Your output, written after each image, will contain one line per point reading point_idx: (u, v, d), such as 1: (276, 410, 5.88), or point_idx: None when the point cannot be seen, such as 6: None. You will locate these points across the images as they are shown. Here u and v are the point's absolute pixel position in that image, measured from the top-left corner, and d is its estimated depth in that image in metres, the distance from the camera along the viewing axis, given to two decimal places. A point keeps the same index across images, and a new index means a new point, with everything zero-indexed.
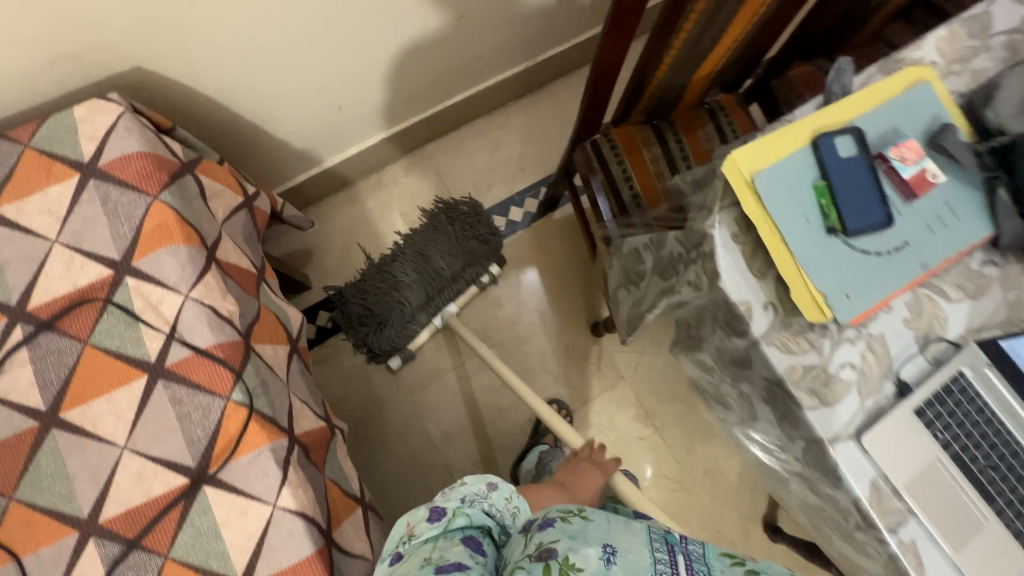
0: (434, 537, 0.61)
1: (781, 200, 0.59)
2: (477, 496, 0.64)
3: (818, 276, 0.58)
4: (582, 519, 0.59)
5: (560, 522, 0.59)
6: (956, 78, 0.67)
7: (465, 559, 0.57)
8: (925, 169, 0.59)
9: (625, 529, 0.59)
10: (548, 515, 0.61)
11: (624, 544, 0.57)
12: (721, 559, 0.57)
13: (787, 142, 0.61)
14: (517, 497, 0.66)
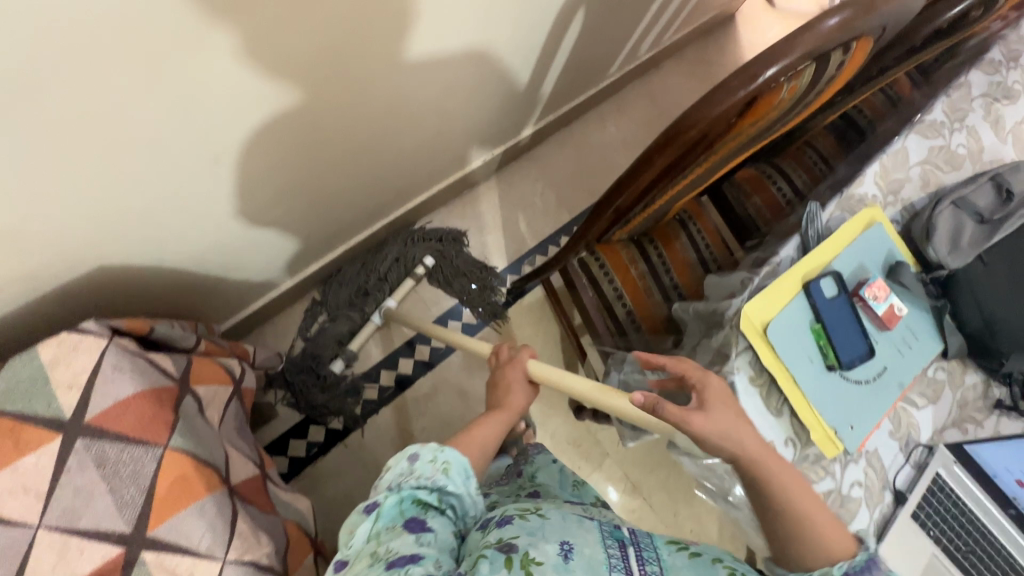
0: (370, 536, 0.52)
1: (788, 348, 0.66)
2: (402, 476, 0.56)
3: (826, 412, 0.66)
4: (542, 517, 0.53)
5: (517, 519, 0.53)
6: (893, 207, 0.80)
7: (410, 543, 0.50)
8: (893, 305, 0.69)
9: (581, 522, 0.54)
10: (505, 512, 0.55)
11: (580, 541, 0.51)
12: (668, 545, 0.54)
13: (784, 292, 0.68)
14: (446, 450, 0.57)
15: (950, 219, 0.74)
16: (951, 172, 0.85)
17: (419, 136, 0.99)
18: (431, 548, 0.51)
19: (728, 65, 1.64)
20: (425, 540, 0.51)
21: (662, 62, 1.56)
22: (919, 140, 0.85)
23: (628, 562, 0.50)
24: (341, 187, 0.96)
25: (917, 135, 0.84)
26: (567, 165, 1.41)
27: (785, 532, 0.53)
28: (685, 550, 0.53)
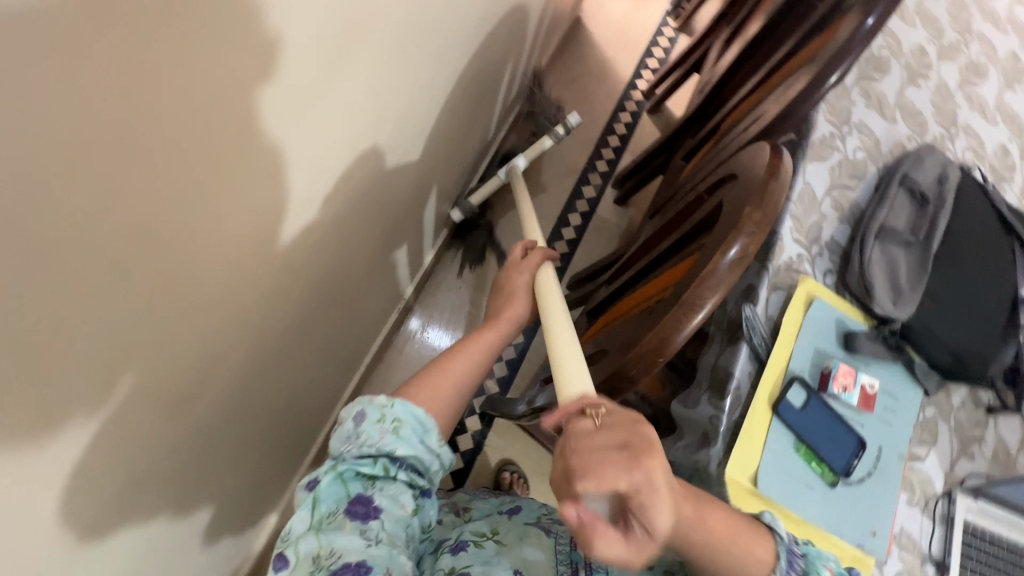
0: (316, 522, 0.53)
1: (784, 489, 0.62)
2: (348, 441, 0.57)
3: (846, 532, 0.62)
4: (496, 544, 0.60)
5: (472, 547, 0.59)
6: (821, 256, 0.75)
7: (359, 543, 0.52)
8: (863, 385, 0.66)
9: (535, 541, 0.60)
10: (462, 537, 0.61)
11: (532, 567, 0.57)
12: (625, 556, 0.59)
13: (757, 427, 0.63)
14: (394, 410, 0.58)
15: (881, 261, 0.70)
16: (860, 182, 0.80)
17: (331, 349, 0.90)
18: (377, 539, 0.53)
19: (593, 72, 1.56)
20: (367, 531, 0.53)
21: None
22: (818, 165, 0.79)
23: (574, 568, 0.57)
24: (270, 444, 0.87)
25: (814, 162, 0.79)
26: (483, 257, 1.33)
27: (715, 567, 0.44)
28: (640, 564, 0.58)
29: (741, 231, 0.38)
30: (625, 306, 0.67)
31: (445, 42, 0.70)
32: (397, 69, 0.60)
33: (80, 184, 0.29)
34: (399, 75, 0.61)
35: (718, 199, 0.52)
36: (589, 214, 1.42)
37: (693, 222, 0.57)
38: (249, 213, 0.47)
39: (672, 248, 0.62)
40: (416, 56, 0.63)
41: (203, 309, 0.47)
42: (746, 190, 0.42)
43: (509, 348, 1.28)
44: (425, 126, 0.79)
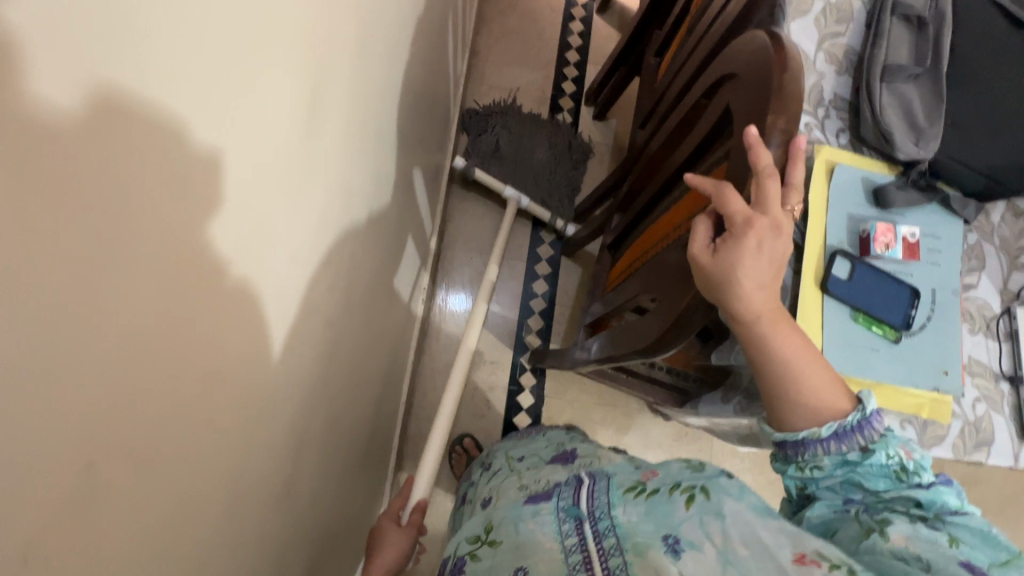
0: None
1: (852, 362, 0.63)
2: None
3: (920, 380, 0.63)
4: (491, 548, 0.52)
5: (470, 563, 0.53)
6: (829, 117, 0.71)
7: None
8: (905, 237, 0.65)
9: (534, 526, 0.52)
10: (459, 553, 0.56)
11: (532, 553, 0.48)
12: (624, 497, 0.51)
13: (812, 312, 0.63)
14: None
15: (894, 104, 0.67)
16: (849, 25, 0.74)
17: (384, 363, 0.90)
18: None
19: None
20: None
21: (477, 44, 1.38)
22: (802, 20, 0.74)
23: (582, 542, 0.47)
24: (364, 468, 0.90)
25: (797, 20, 0.73)
26: (486, 222, 1.31)
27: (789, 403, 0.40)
28: (642, 495, 0.50)
29: (770, 122, 0.36)
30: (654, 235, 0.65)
31: (400, 31, 0.65)
32: (364, 85, 0.56)
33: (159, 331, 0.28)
34: (367, 89, 0.57)
35: (722, 103, 0.49)
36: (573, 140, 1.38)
37: (700, 133, 0.54)
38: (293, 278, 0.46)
39: (685, 164, 0.59)
40: (379, 60, 0.58)
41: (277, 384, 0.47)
42: (758, 91, 0.39)
43: (538, 300, 1.29)
44: (402, 119, 0.74)
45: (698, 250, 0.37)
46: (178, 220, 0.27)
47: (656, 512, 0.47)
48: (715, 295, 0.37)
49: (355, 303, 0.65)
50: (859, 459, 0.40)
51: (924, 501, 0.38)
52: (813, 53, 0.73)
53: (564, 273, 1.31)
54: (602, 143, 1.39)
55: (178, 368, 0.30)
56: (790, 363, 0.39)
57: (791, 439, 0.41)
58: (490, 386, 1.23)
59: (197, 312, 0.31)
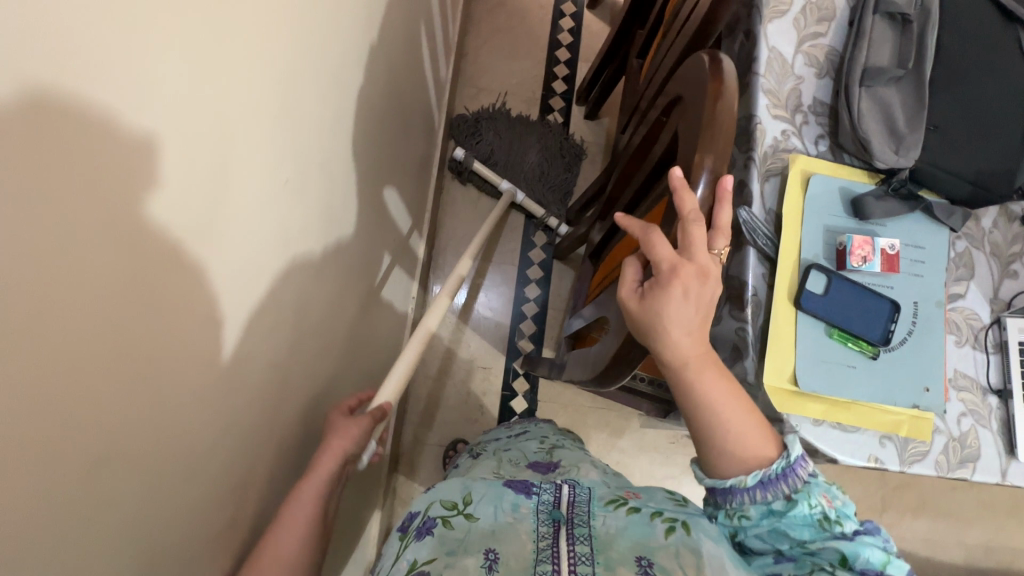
0: None
1: (827, 379, 0.61)
2: None
3: (898, 397, 0.61)
4: (466, 522, 0.48)
5: (439, 529, 0.47)
6: (808, 123, 0.68)
7: None
8: (883, 249, 0.62)
9: (512, 518, 0.48)
10: (428, 513, 0.49)
11: (506, 544, 0.45)
12: (607, 508, 0.49)
13: (785, 329, 0.62)
14: None
15: (873, 109, 0.64)
16: (831, 24, 0.71)
17: (369, 376, 0.91)
18: None
19: None
20: None
21: (465, 46, 1.37)
22: (780, 22, 0.71)
23: (558, 545, 0.45)
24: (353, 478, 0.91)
25: (775, 21, 0.70)
26: (476, 226, 1.30)
27: (716, 451, 0.43)
28: (623, 508, 0.49)
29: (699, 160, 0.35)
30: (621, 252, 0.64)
31: (363, 50, 0.64)
32: (323, 112, 0.56)
33: (85, 384, 0.28)
34: (327, 118, 0.57)
35: (672, 127, 0.48)
36: None
37: (658, 154, 0.53)
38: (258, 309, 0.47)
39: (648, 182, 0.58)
40: (339, 85, 0.58)
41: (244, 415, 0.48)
42: (693, 123, 0.38)
43: (530, 305, 1.29)
44: (373, 136, 0.74)
45: (626, 293, 0.36)
46: (92, 296, 0.28)
47: (637, 531, 0.46)
48: (643, 339, 0.36)
49: (325, 326, 0.65)
50: (783, 509, 0.41)
51: (847, 554, 0.39)
52: (793, 56, 0.70)
53: (557, 277, 1.30)
54: (595, 143, 1.37)
55: (105, 432, 0.30)
56: (716, 411, 0.42)
57: (720, 487, 0.43)
58: (482, 391, 1.23)
59: (126, 374, 0.32)
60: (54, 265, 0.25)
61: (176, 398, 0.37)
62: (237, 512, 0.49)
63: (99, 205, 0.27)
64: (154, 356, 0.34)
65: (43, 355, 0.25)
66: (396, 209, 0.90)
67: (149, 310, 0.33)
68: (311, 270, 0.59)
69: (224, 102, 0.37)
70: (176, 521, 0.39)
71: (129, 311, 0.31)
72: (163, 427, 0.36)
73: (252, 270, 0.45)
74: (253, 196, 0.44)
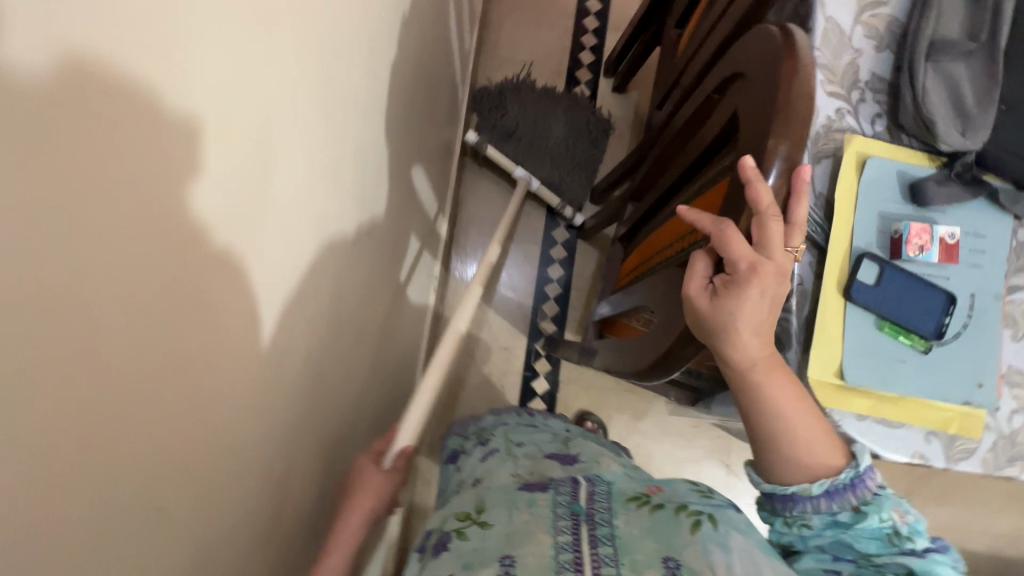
0: None
1: (874, 374, 0.58)
2: None
3: (948, 393, 0.59)
4: (482, 531, 0.47)
5: (455, 543, 0.47)
6: (865, 101, 0.64)
7: None
8: (942, 238, 0.59)
9: (529, 518, 0.47)
10: (442, 533, 0.49)
11: (524, 546, 0.45)
12: (627, 505, 0.48)
13: (832, 322, 0.59)
14: None
15: (939, 87, 0.60)
16: None
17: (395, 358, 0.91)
18: None
19: None
20: None
21: (489, 15, 1.31)
22: None
23: (577, 544, 0.44)
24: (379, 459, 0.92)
25: None
26: (499, 204, 1.27)
27: (779, 457, 0.42)
28: (647, 506, 0.48)
29: (773, 146, 0.32)
30: (661, 237, 0.62)
31: (395, 21, 0.61)
32: (355, 88, 0.53)
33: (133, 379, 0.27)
34: (360, 96, 0.54)
35: (730, 107, 0.44)
36: None
37: (709, 137, 0.50)
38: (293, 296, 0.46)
39: (694, 166, 0.55)
40: (371, 58, 0.55)
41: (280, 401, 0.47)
42: (763, 104, 0.35)
43: (553, 285, 1.26)
44: (402, 113, 0.71)
45: (695, 292, 0.34)
46: (142, 288, 0.27)
47: (660, 529, 0.45)
48: (710, 341, 0.35)
49: (357, 312, 0.64)
50: (850, 521, 0.41)
51: (917, 570, 0.38)
52: (851, 27, 0.65)
53: (580, 257, 1.27)
54: (623, 118, 1.32)
55: (147, 438, 0.29)
56: (782, 418, 0.41)
57: (781, 493, 0.43)
58: (503, 371, 1.23)
59: (168, 379, 0.30)
60: (93, 270, 0.23)
61: (221, 389, 0.36)
62: (276, 498, 0.49)
63: (142, 200, 0.26)
64: (196, 357, 0.33)
65: (92, 350, 0.24)
66: (421, 188, 0.87)
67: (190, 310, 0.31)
68: (344, 256, 0.57)
69: (261, 77, 0.34)
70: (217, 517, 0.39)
71: (175, 301, 0.30)
72: (208, 417, 0.35)
73: (289, 256, 0.43)
74: (291, 180, 0.42)
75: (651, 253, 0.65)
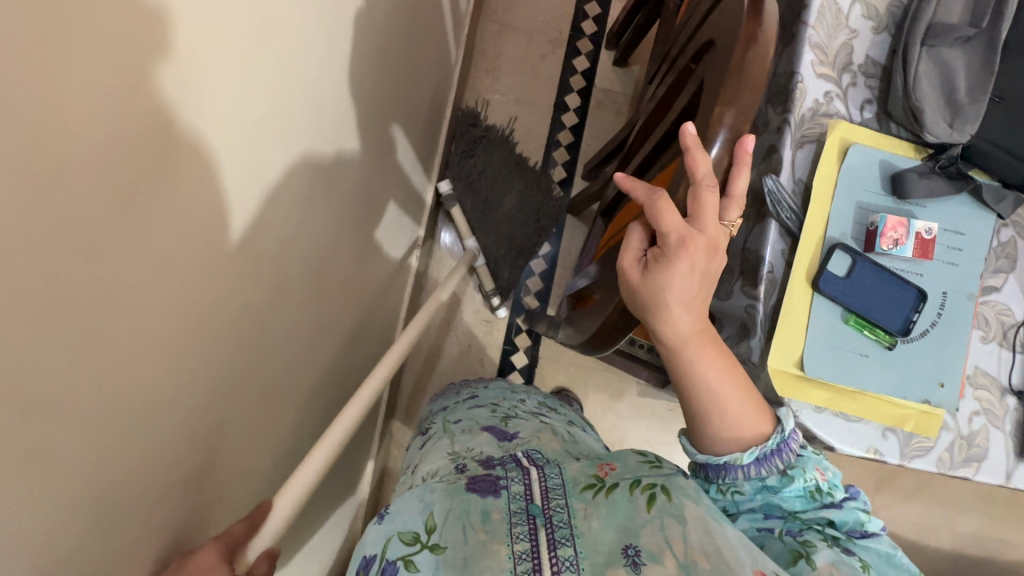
0: None
1: (835, 366, 0.58)
2: None
3: (909, 391, 0.58)
4: (433, 558, 0.41)
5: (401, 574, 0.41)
6: (856, 86, 0.61)
7: None
8: (918, 232, 0.57)
9: (485, 537, 0.43)
10: (385, 554, 0.43)
11: (483, 569, 0.40)
12: (583, 497, 0.45)
13: (797, 312, 0.58)
14: None
15: (933, 74, 0.57)
16: None
17: (369, 324, 0.90)
18: None
19: None
20: None
21: None
22: None
23: (536, 553, 0.41)
24: (351, 422, 0.92)
25: None
26: None
27: (712, 428, 0.41)
28: (601, 491, 0.45)
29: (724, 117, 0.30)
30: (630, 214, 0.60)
31: None
32: (321, 39, 0.51)
33: (67, 322, 0.27)
34: (323, 47, 0.52)
35: (698, 78, 0.42)
36: (588, 89, 1.29)
37: (680, 109, 0.47)
38: (247, 250, 0.45)
39: (666, 141, 0.53)
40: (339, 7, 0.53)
41: (236, 358, 0.47)
42: (716, 74, 0.33)
43: (539, 261, 1.25)
44: (379, 71, 0.69)
45: (627, 266, 0.32)
46: (68, 229, 0.26)
47: (617, 514, 0.43)
48: (642, 316, 0.33)
49: (321, 272, 0.64)
50: (778, 484, 0.41)
51: (837, 522, 0.40)
52: (851, 5, 0.61)
53: (568, 234, 1.26)
54: (621, 93, 1.28)
55: (83, 388, 0.29)
56: (714, 390, 0.40)
57: (714, 463, 0.42)
58: (483, 344, 1.23)
59: (105, 329, 0.30)
60: (12, 217, 0.22)
61: (164, 339, 0.35)
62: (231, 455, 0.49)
63: (70, 135, 0.25)
64: (134, 306, 0.32)
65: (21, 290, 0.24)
66: (401, 151, 0.85)
67: (130, 259, 0.30)
68: (308, 214, 0.56)
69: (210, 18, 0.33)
70: (163, 466, 0.39)
71: (114, 246, 0.29)
72: (153, 367, 0.35)
73: (244, 209, 0.42)
74: (244, 135, 0.40)
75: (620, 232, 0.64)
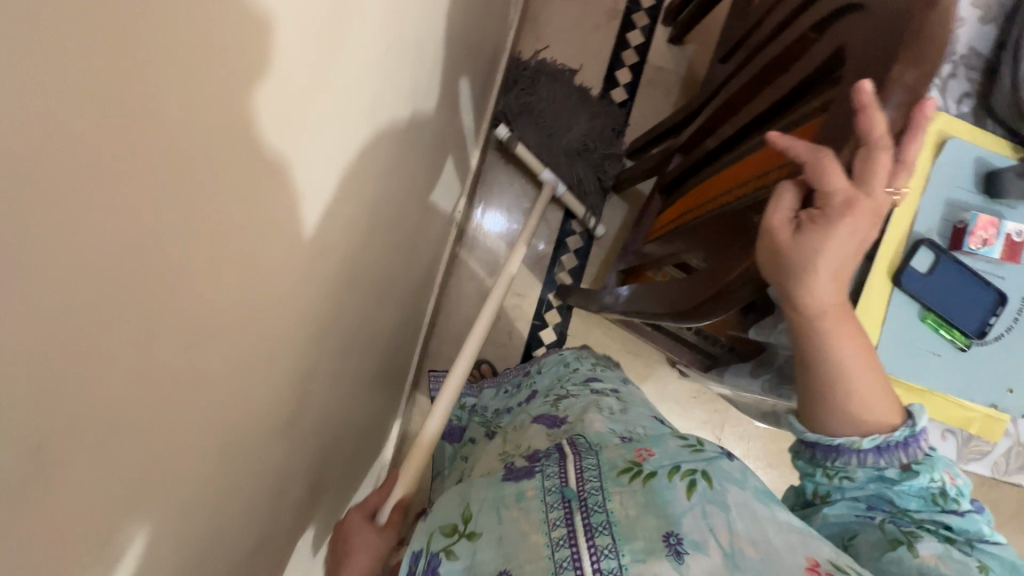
0: None
1: (907, 362, 0.57)
2: None
3: (976, 394, 0.58)
4: (471, 542, 0.44)
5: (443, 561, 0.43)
6: (956, 78, 0.59)
7: None
8: (1007, 235, 0.56)
9: (519, 515, 0.45)
10: (429, 548, 0.45)
11: (520, 550, 0.42)
12: (618, 481, 0.46)
13: (877, 305, 0.57)
14: None
15: None
16: None
17: (415, 287, 0.89)
18: None
19: None
20: None
21: None
22: None
23: (572, 535, 0.42)
24: (388, 384, 0.92)
25: None
26: None
27: (835, 415, 0.42)
28: (638, 478, 0.46)
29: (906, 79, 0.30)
30: (713, 188, 0.59)
31: None
32: None
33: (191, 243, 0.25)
34: None
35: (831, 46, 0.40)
36: (641, 66, 1.25)
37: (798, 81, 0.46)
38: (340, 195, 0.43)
39: (767, 115, 0.52)
40: None
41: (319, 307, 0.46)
42: (888, 36, 0.33)
43: (575, 237, 1.24)
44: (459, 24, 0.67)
45: (780, 223, 0.36)
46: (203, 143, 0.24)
47: (656, 499, 0.43)
48: (784, 273, 0.37)
49: (388, 227, 0.62)
50: (897, 477, 0.41)
51: (955, 527, 0.40)
52: None
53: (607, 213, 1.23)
54: (673, 73, 1.25)
55: (194, 312, 0.27)
56: (849, 377, 0.40)
57: (826, 445, 0.43)
58: (514, 316, 1.22)
59: (220, 255, 0.28)
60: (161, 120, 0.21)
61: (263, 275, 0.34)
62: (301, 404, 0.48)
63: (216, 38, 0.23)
64: (245, 236, 0.30)
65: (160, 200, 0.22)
66: (461, 110, 0.83)
67: (247, 181, 0.29)
68: (389, 166, 0.54)
69: None
70: (247, 405, 0.38)
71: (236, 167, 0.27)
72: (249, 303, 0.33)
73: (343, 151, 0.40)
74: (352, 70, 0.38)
75: (696, 206, 0.63)
